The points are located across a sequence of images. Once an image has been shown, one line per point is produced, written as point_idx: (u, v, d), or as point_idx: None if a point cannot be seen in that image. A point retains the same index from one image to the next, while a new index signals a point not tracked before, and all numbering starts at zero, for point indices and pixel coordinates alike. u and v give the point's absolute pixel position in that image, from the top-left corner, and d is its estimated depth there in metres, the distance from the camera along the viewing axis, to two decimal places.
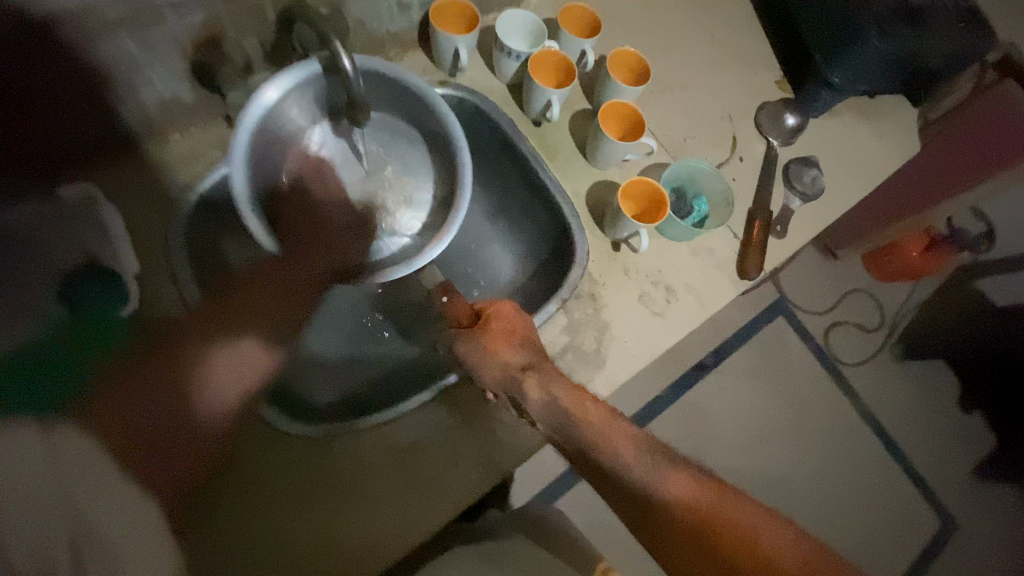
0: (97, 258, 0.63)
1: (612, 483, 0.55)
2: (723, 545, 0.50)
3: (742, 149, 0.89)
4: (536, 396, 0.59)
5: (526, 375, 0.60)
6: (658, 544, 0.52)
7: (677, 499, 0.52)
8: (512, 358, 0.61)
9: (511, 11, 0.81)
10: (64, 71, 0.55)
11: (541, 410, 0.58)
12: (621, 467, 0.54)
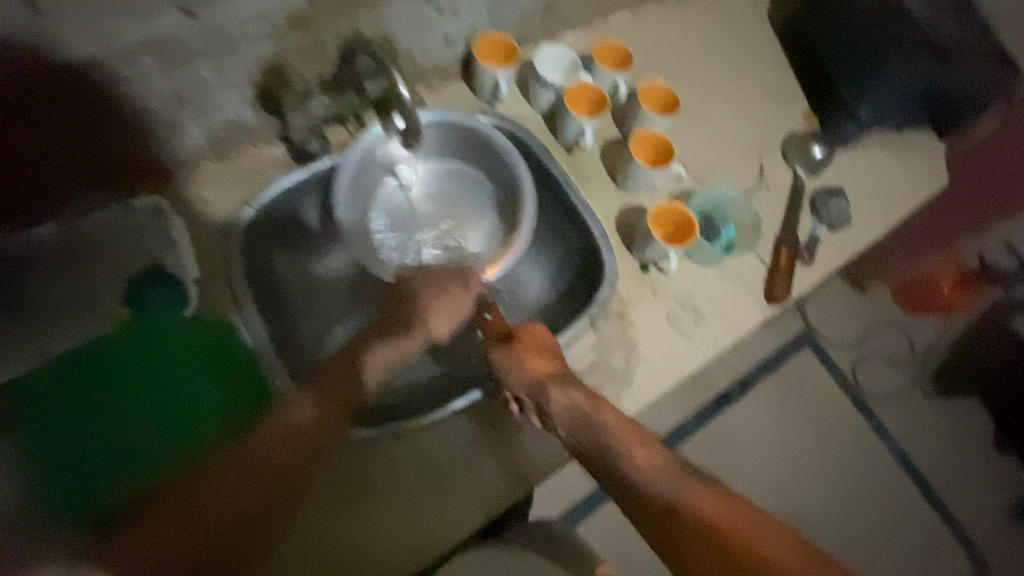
0: (160, 263, 0.67)
1: (616, 479, 0.57)
2: (728, 547, 0.48)
3: (769, 179, 0.91)
4: (560, 399, 0.62)
5: (551, 380, 0.63)
6: (665, 541, 0.52)
7: (686, 498, 0.53)
8: (542, 367, 0.64)
9: (549, 47, 0.87)
10: (148, 94, 0.61)
11: (563, 412, 0.61)
12: (627, 463, 0.56)
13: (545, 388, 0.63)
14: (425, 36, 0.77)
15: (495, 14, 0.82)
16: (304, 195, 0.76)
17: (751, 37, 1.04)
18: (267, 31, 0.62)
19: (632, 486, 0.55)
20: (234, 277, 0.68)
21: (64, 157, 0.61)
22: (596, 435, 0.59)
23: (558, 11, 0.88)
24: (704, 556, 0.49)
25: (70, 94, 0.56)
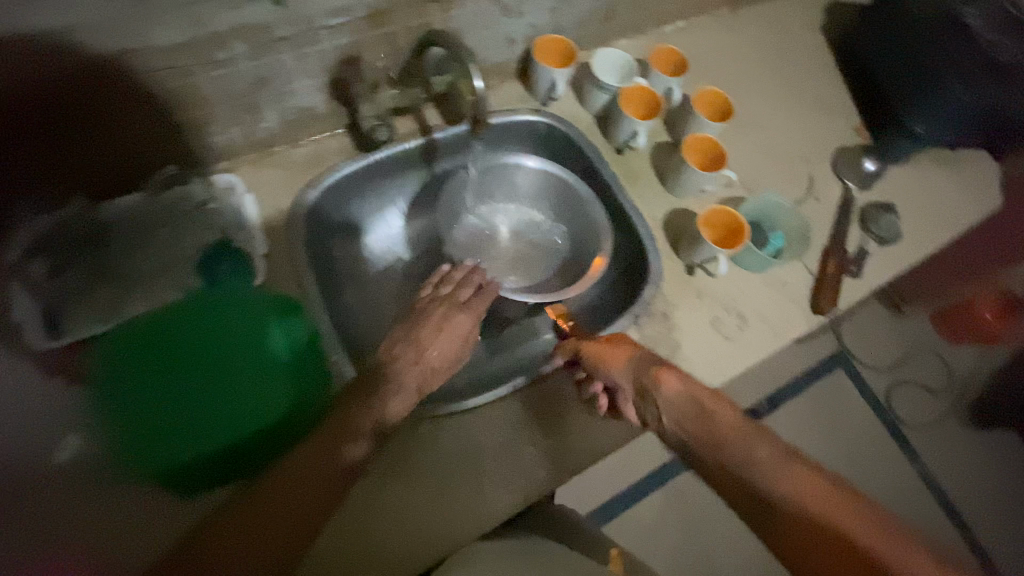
0: (230, 237, 0.71)
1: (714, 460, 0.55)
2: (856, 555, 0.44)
3: (819, 191, 0.91)
4: (669, 387, 0.61)
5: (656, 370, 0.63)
6: (772, 533, 0.48)
7: (801, 494, 0.48)
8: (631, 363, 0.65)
9: (606, 50, 0.89)
10: (234, 77, 0.65)
11: (670, 403, 0.60)
12: (731, 444, 0.54)
13: (648, 372, 0.63)
14: (489, 35, 0.80)
15: (556, 18, 0.84)
16: (364, 181, 0.80)
17: (805, 51, 1.04)
18: (347, 22, 0.66)
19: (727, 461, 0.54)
20: (297, 255, 0.72)
21: (153, 130, 0.65)
22: (696, 420, 0.58)
23: (615, 17, 0.90)
24: (819, 552, 0.45)
25: (167, 71, 0.60)
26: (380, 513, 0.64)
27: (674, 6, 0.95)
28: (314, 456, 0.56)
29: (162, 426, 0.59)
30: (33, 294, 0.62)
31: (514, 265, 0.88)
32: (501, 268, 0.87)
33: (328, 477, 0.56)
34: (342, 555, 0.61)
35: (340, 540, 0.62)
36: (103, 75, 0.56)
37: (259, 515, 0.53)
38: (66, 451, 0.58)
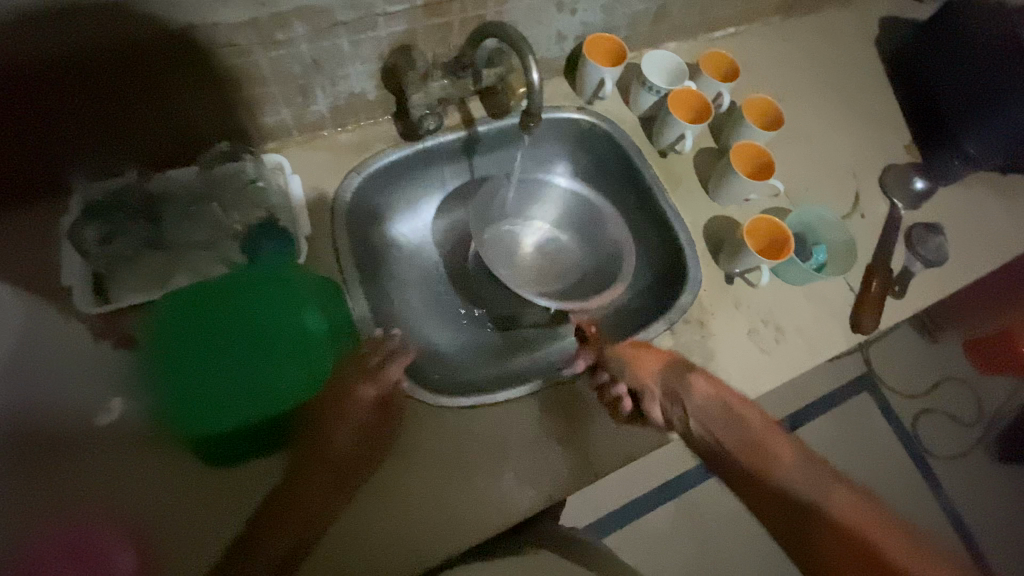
0: (275, 217, 0.72)
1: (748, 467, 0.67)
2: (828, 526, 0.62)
3: (864, 207, 0.89)
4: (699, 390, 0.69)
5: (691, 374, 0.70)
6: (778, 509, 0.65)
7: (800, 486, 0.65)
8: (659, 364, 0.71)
9: (655, 52, 0.88)
10: (289, 59, 0.66)
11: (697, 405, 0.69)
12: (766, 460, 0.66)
13: (679, 375, 0.70)
14: (540, 30, 0.80)
15: (608, 17, 0.84)
16: (406, 168, 0.81)
17: (857, 63, 1.02)
18: (405, 10, 0.67)
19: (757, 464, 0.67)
20: (339, 238, 0.72)
21: (208, 105, 0.66)
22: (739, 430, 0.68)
23: (666, 20, 0.89)
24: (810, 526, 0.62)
25: (230, 49, 0.61)
26: (431, 490, 0.63)
27: (726, 11, 0.94)
28: (325, 447, 0.60)
29: (183, 417, 0.59)
30: (84, 258, 0.64)
31: (545, 281, 0.87)
32: (538, 282, 0.86)
33: (339, 466, 0.60)
34: (405, 535, 0.61)
35: (400, 523, 0.61)
36: (168, 48, 0.58)
37: (286, 516, 0.57)
38: (110, 414, 0.59)
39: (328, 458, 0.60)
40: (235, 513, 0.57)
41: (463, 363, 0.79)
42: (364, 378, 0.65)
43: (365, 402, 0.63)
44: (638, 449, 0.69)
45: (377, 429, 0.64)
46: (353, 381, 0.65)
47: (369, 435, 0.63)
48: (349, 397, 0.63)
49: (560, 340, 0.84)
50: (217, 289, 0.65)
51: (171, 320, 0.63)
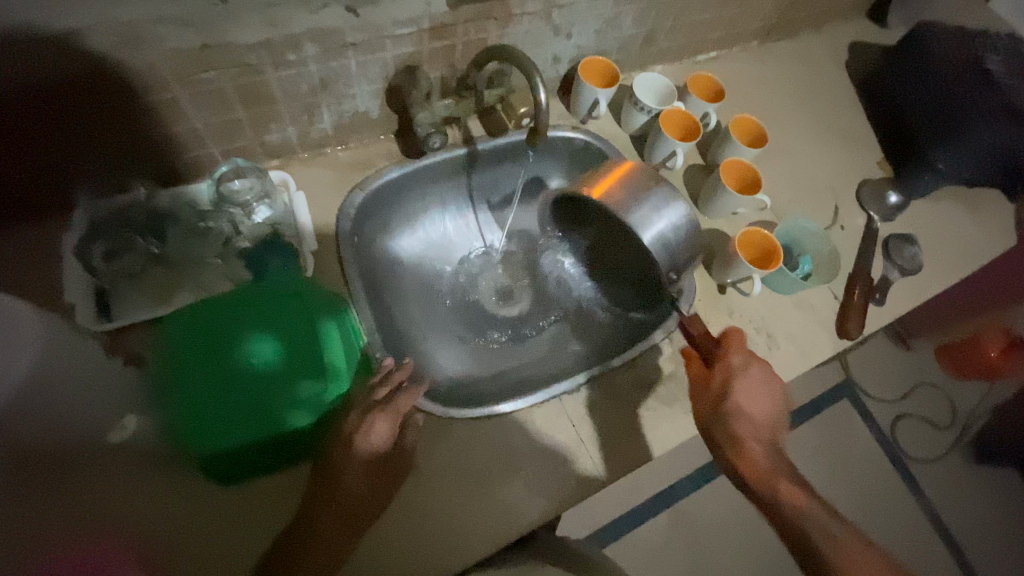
0: (281, 232, 0.73)
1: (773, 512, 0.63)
2: None
3: (844, 220, 0.94)
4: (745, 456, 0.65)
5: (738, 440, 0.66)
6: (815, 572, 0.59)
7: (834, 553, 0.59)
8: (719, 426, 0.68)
9: (645, 74, 0.92)
10: (299, 79, 0.67)
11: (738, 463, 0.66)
12: (790, 509, 0.62)
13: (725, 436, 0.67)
14: (538, 53, 0.84)
15: (600, 41, 0.88)
16: (408, 185, 0.83)
17: (829, 86, 1.08)
18: (412, 33, 0.69)
19: (787, 519, 0.62)
20: (345, 254, 0.73)
21: (216, 123, 0.67)
22: (761, 479, 0.65)
23: (654, 44, 0.94)
24: None
25: (241, 68, 0.62)
26: (445, 506, 0.64)
27: (709, 37, 0.99)
28: (330, 489, 0.59)
29: (195, 438, 0.59)
30: (90, 274, 0.65)
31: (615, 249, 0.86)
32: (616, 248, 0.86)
33: (353, 504, 0.60)
34: (420, 551, 0.62)
35: (414, 539, 0.62)
36: (179, 67, 0.59)
37: (298, 558, 0.56)
38: (124, 432, 0.58)
39: (340, 496, 0.59)
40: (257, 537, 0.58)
41: (473, 379, 0.81)
42: (376, 414, 0.63)
43: (376, 438, 0.62)
44: (642, 455, 0.71)
45: (383, 468, 0.63)
46: (365, 414, 0.63)
47: (376, 472, 0.62)
48: (357, 436, 0.61)
49: (561, 349, 0.86)
50: (228, 311, 0.66)
51: (179, 354, 0.63)
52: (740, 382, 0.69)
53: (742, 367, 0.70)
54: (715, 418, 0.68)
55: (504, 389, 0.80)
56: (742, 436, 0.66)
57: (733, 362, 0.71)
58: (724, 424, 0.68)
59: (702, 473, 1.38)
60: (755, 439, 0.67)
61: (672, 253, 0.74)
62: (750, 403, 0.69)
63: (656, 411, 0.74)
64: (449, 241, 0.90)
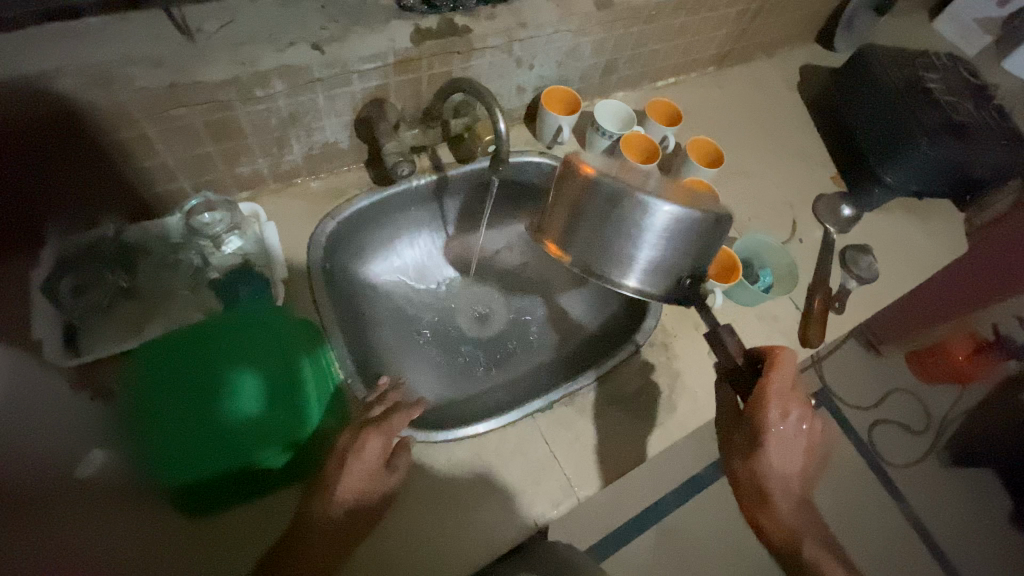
0: (251, 263, 0.74)
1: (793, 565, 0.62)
2: None
3: (801, 233, 0.98)
4: (773, 515, 0.62)
5: (766, 495, 0.62)
6: None
7: None
8: (748, 478, 0.62)
9: (608, 101, 0.96)
10: (266, 113, 0.69)
11: (767, 519, 0.63)
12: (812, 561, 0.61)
13: (754, 490, 0.62)
14: (503, 83, 0.87)
15: (562, 71, 0.92)
16: (381, 211, 0.85)
17: (782, 107, 1.14)
18: (377, 68, 0.72)
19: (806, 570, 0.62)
20: (316, 283, 0.74)
21: (186, 158, 0.69)
22: (780, 536, 0.62)
23: (614, 72, 0.99)
24: None
25: (210, 105, 0.64)
26: (422, 530, 0.65)
27: (666, 64, 1.04)
28: (311, 519, 0.58)
29: (162, 467, 0.59)
30: (57, 310, 0.64)
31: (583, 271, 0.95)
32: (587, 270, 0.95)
33: (345, 530, 0.59)
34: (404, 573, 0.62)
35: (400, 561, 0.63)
36: (148, 105, 0.60)
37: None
38: (92, 465, 0.58)
39: (320, 525, 0.57)
40: (237, 562, 0.59)
41: (448, 400, 0.82)
42: (365, 437, 0.61)
43: (370, 459, 0.60)
44: (615, 469, 0.72)
45: (379, 493, 0.61)
46: (357, 435, 0.62)
47: (371, 498, 0.60)
48: (350, 458, 0.60)
49: (535, 366, 0.89)
50: (207, 340, 0.67)
51: (155, 382, 0.63)
52: (775, 438, 0.60)
53: (781, 421, 0.59)
54: (744, 470, 0.63)
55: (480, 411, 0.80)
56: (771, 491, 0.61)
57: (776, 419, 0.59)
58: (752, 478, 0.62)
59: (687, 486, 1.39)
60: (784, 496, 0.62)
61: (672, 269, 0.62)
62: (784, 459, 0.61)
63: (629, 425, 0.76)
64: (424, 265, 0.93)
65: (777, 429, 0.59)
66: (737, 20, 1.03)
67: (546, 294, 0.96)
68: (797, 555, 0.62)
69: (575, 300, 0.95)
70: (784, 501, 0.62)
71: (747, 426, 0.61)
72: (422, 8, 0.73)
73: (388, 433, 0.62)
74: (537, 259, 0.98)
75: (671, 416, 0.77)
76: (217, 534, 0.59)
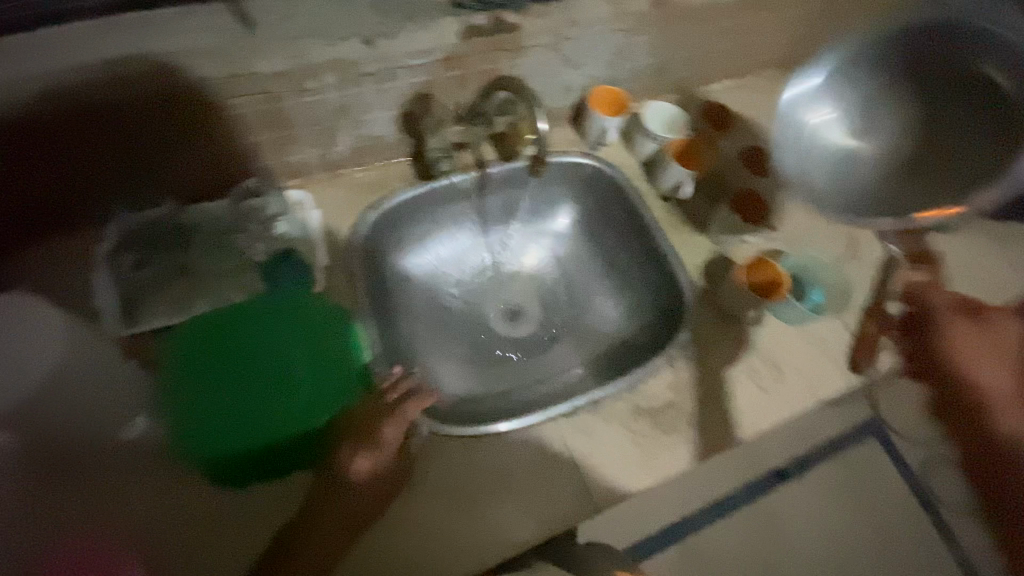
0: (295, 247, 0.76)
1: (989, 435, 0.77)
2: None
3: (859, 252, 0.92)
4: (1003, 419, 0.76)
5: (986, 398, 0.76)
6: (1003, 478, 0.79)
7: None
8: (979, 378, 0.75)
9: (658, 104, 0.95)
10: (316, 104, 0.72)
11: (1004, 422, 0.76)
12: (1008, 433, 0.76)
13: (979, 393, 0.76)
14: (550, 82, 0.86)
15: (612, 72, 0.90)
16: (421, 204, 0.86)
17: None
18: (425, 64, 0.73)
19: (1010, 437, 0.76)
20: (354, 272, 0.77)
21: (240, 145, 0.73)
22: (968, 414, 0.78)
23: (668, 73, 0.96)
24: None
25: (264, 94, 0.68)
26: (434, 523, 0.66)
27: (724, 67, 1.00)
28: (331, 498, 0.62)
29: (197, 441, 0.62)
30: (118, 284, 0.69)
31: (619, 275, 0.93)
32: (625, 275, 0.93)
33: (355, 509, 0.62)
34: (415, 564, 0.63)
35: (413, 550, 0.64)
36: (206, 92, 0.64)
37: (301, 547, 0.60)
38: (136, 429, 0.63)
39: (338, 505, 0.62)
40: (258, 532, 0.63)
41: (472, 396, 0.83)
42: (382, 424, 0.64)
43: (381, 444, 0.63)
44: (634, 482, 0.71)
45: (387, 477, 0.65)
46: (373, 420, 0.64)
47: (379, 481, 0.64)
48: (363, 442, 0.63)
49: (563, 371, 0.88)
50: (239, 320, 0.69)
51: (191, 352, 0.66)
52: (995, 348, 0.76)
53: (994, 324, 0.76)
54: (958, 382, 0.76)
55: (504, 413, 0.81)
56: (990, 393, 0.76)
57: (994, 319, 0.77)
58: (994, 387, 0.76)
59: (717, 506, 1.31)
60: (1004, 397, 0.76)
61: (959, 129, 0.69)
62: (995, 368, 0.75)
63: (654, 439, 0.74)
64: (462, 256, 0.93)
65: (1005, 316, 0.78)
66: (803, 21, 0.98)
67: (582, 298, 0.95)
68: (996, 435, 0.77)
69: (612, 304, 0.93)
70: (1007, 392, 0.76)
71: (959, 342, 0.75)
72: (474, 4, 0.72)
73: (397, 420, 0.65)
74: (574, 261, 0.97)
75: (700, 434, 0.74)
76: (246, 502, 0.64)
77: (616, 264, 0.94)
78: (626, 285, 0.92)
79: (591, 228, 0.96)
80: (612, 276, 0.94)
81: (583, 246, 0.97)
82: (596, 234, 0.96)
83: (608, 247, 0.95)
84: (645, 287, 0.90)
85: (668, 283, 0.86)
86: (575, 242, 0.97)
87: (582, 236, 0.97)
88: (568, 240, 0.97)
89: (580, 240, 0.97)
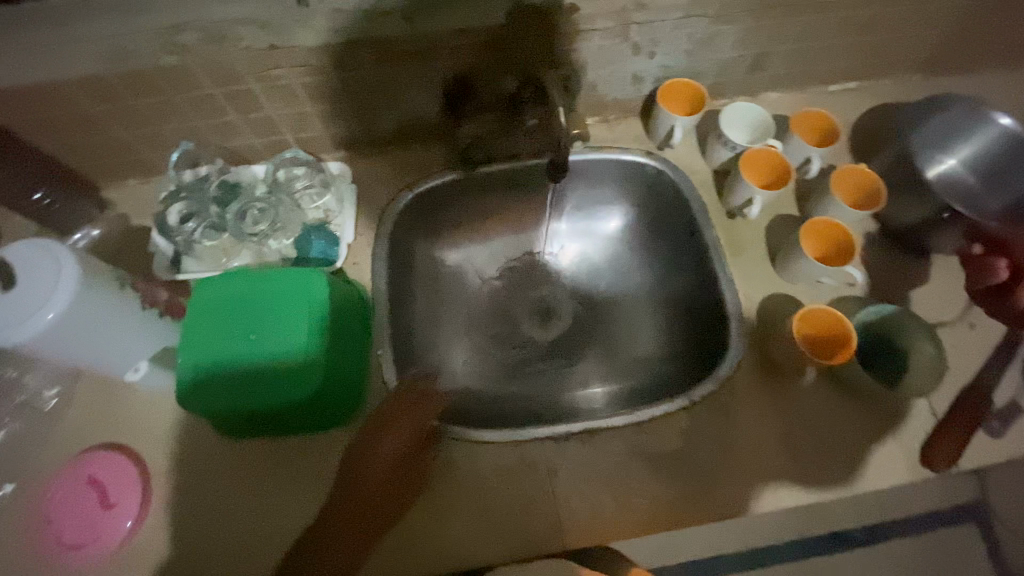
0: (328, 221, 0.78)
1: None
2: None
3: (974, 316, 0.74)
4: None
5: None
6: None
7: None
8: None
9: (739, 104, 0.81)
10: (358, 80, 0.72)
11: None
12: None
13: None
14: (614, 71, 0.77)
15: (691, 64, 0.79)
16: (460, 190, 0.83)
17: None
18: (468, 46, 0.69)
19: None
20: (376, 253, 0.77)
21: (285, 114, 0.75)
22: None
23: (764, 69, 0.82)
24: None
25: (305, 67, 0.68)
26: (407, 523, 0.64)
27: (843, 65, 0.83)
28: (351, 495, 0.58)
29: (197, 398, 0.61)
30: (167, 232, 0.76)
31: (664, 293, 0.84)
32: (670, 293, 0.83)
33: (371, 509, 0.58)
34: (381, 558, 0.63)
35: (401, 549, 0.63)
36: (250, 64, 0.66)
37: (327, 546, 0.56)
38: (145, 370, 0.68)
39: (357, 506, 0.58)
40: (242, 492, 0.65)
41: (478, 394, 0.81)
42: (390, 426, 0.60)
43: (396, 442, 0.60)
44: (618, 529, 0.65)
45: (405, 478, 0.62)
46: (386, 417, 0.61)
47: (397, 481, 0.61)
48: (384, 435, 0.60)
49: (579, 389, 0.82)
50: (258, 287, 0.67)
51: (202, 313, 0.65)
52: None
53: None
54: None
55: (505, 420, 0.78)
56: None
57: None
58: None
59: None
60: None
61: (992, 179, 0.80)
62: None
63: (653, 490, 0.66)
64: (497, 248, 0.89)
65: None
66: (957, 16, 0.78)
67: (619, 309, 0.87)
68: None
69: (650, 323, 0.84)
70: None
71: None
72: None
73: (415, 419, 0.61)
74: (617, 267, 0.89)
75: (706, 495, 0.66)
76: (235, 474, 0.66)
77: (663, 279, 0.85)
78: (669, 305, 0.83)
79: (641, 235, 0.87)
80: (655, 292, 0.85)
81: (629, 252, 0.88)
82: (647, 241, 0.87)
83: (656, 259, 0.86)
84: (690, 312, 0.80)
85: (713, 314, 0.76)
86: (622, 245, 0.88)
87: (631, 241, 0.88)
88: (614, 244, 0.89)
89: (627, 245, 0.88)
